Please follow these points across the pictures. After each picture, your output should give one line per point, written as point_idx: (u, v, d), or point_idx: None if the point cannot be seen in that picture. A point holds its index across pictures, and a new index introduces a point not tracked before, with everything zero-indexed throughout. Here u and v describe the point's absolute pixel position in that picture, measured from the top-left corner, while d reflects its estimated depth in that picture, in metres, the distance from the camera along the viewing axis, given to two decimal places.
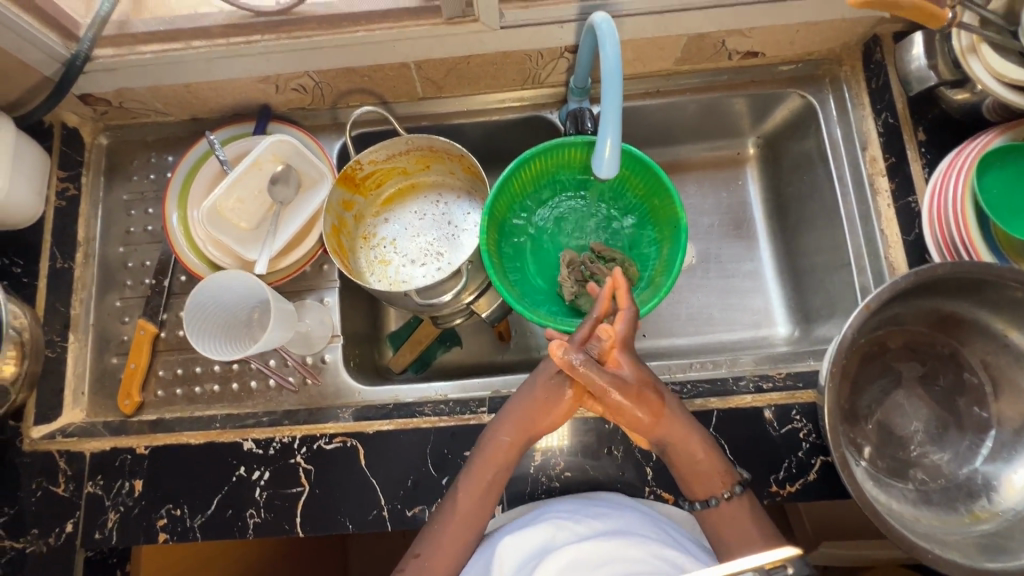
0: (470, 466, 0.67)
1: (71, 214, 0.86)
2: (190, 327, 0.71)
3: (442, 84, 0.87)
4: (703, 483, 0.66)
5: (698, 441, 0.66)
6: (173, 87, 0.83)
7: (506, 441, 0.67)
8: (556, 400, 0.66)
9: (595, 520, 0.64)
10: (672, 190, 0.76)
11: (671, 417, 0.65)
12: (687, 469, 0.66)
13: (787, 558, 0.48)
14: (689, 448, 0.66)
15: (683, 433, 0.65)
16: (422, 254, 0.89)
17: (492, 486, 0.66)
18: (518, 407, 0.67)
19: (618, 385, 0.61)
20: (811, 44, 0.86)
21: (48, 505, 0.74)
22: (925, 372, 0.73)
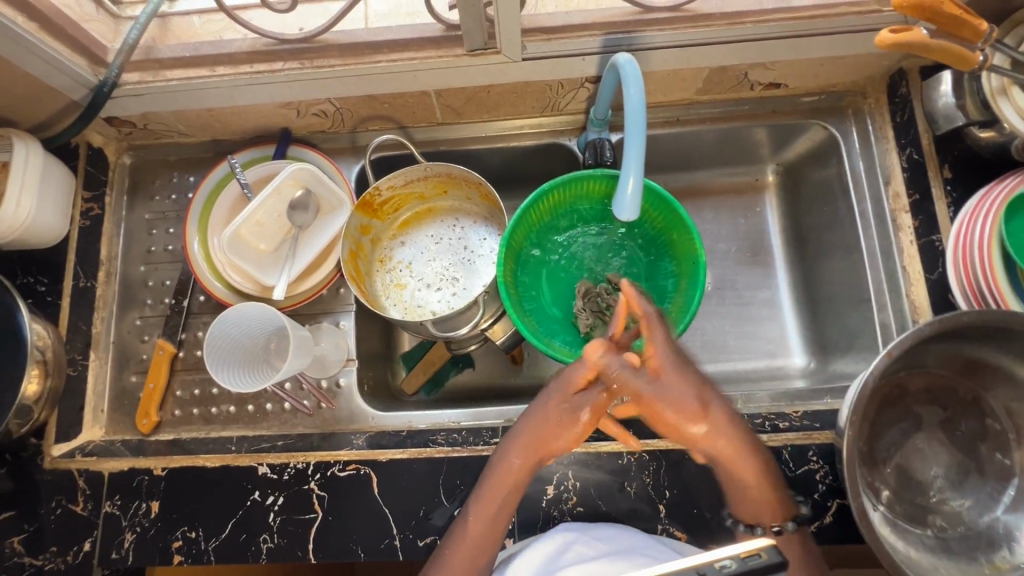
0: (480, 489, 0.67)
1: (94, 233, 0.87)
2: (210, 352, 0.72)
3: (461, 110, 0.87)
4: (755, 510, 0.67)
5: (753, 463, 0.65)
6: (196, 111, 0.84)
7: (516, 463, 0.66)
8: (567, 422, 0.66)
9: (601, 542, 0.64)
10: (692, 226, 0.76)
11: (725, 436, 0.64)
12: (736, 487, 0.67)
13: (760, 547, 0.43)
14: (741, 469, 0.65)
15: (737, 453, 0.65)
16: (437, 279, 0.89)
17: (503, 505, 0.66)
18: (530, 428, 0.67)
19: (654, 396, 0.63)
20: (835, 76, 0.85)
21: (67, 523, 0.75)
22: (946, 417, 0.72)
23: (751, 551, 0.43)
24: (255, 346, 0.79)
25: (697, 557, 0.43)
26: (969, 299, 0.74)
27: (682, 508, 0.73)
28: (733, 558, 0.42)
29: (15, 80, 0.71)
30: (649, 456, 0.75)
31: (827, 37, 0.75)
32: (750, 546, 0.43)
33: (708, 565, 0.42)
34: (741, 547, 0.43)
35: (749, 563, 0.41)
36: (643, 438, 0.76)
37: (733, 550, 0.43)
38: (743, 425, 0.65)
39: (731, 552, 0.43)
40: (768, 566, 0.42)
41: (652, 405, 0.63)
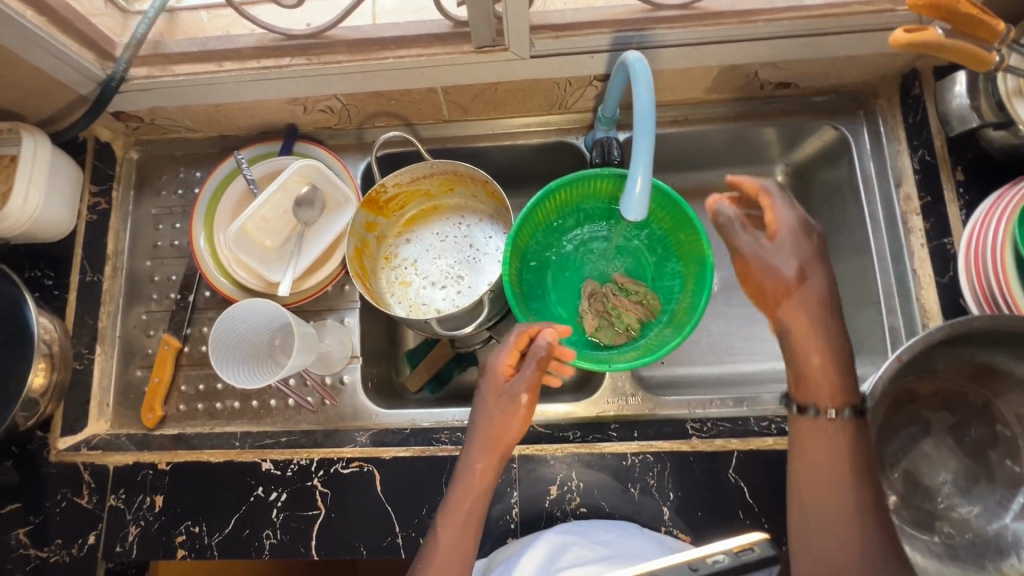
0: (447, 503, 0.65)
1: (100, 227, 0.87)
2: (216, 353, 0.71)
3: (468, 108, 0.87)
4: (807, 389, 0.57)
5: (821, 339, 0.57)
6: (204, 106, 0.84)
7: (477, 468, 0.66)
8: (511, 409, 0.67)
9: (603, 546, 0.64)
10: (700, 226, 0.75)
11: (811, 305, 0.57)
12: (797, 364, 0.58)
13: (753, 542, 0.49)
14: (805, 341, 0.57)
15: (819, 330, 0.57)
16: (442, 277, 0.89)
17: (472, 510, 0.64)
18: (482, 430, 0.68)
19: (755, 251, 0.60)
20: (847, 76, 0.84)
21: (72, 516, 0.75)
22: (955, 422, 0.71)
23: (744, 545, 0.48)
24: (258, 342, 0.79)
25: (692, 552, 0.48)
26: (981, 303, 0.72)
27: (686, 509, 0.73)
28: (727, 552, 0.48)
29: (24, 74, 0.72)
30: (653, 457, 0.75)
31: (839, 36, 0.74)
32: (742, 541, 0.48)
33: (700, 560, 0.47)
34: (733, 542, 0.49)
35: (741, 556, 0.47)
36: (648, 440, 0.76)
37: (726, 546, 0.48)
38: (833, 313, 0.57)
39: (725, 548, 0.49)
40: (760, 559, 0.47)
41: (745, 260, 0.60)
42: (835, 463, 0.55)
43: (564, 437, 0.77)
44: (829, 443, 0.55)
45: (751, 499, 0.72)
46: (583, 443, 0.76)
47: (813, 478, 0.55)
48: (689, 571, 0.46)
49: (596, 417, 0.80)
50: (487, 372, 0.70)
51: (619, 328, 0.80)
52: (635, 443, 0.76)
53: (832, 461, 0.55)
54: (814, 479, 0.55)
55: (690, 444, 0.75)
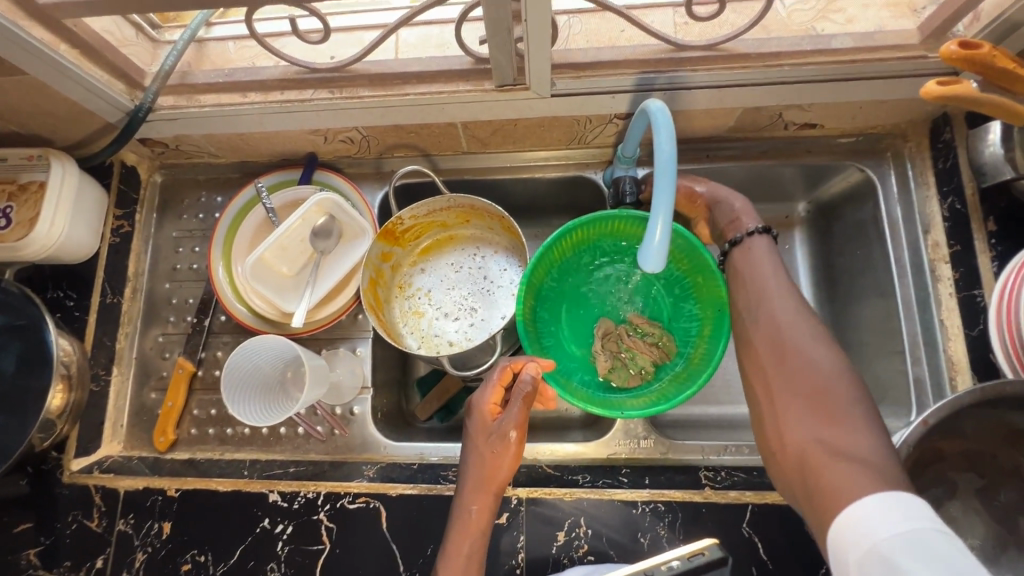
0: (447, 547, 0.64)
1: (123, 250, 0.89)
2: (227, 393, 0.71)
3: (487, 141, 0.87)
4: (733, 226, 0.74)
5: (737, 196, 0.77)
6: (228, 135, 0.85)
7: (474, 510, 0.65)
8: (500, 446, 0.66)
9: None
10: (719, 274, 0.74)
11: (714, 187, 0.79)
12: (721, 218, 0.77)
13: (704, 546, 0.60)
14: (726, 202, 0.77)
15: (723, 195, 0.78)
16: (455, 308, 0.88)
17: (472, 558, 0.63)
18: (474, 469, 0.66)
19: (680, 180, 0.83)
20: (875, 119, 0.82)
21: (82, 538, 0.76)
22: (984, 485, 0.68)
23: (696, 550, 0.60)
24: (271, 377, 0.79)
25: (648, 560, 0.59)
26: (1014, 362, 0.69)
27: None
28: (680, 558, 0.59)
29: (56, 102, 0.74)
30: (664, 507, 0.73)
31: (866, 82, 0.73)
32: (694, 549, 0.59)
33: (655, 567, 0.58)
34: (687, 549, 0.60)
35: (693, 561, 0.58)
36: (660, 488, 0.74)
37: (680, 553, 0.59)
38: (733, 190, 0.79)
39: (679, 554, 0.59)
40: (708, 561, 0.58)
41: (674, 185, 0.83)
42: (769, 283, 0.67)
43: (572, 480, 0.76)
44: (756, 263, 0.69)
45: (764, 556, 0.70)
46: (592, 487, 0.75)
47: (754, 305, 0.67)
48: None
49: (606, 459, 0.79)
50: (473, 413, 0.69)
51: (633, 370, 0.79)
52: (646, 490, 0.74)
53: (763, 267, 0.69)
54: (757, 302, 0.66)
55: (702, 495, 0.73)
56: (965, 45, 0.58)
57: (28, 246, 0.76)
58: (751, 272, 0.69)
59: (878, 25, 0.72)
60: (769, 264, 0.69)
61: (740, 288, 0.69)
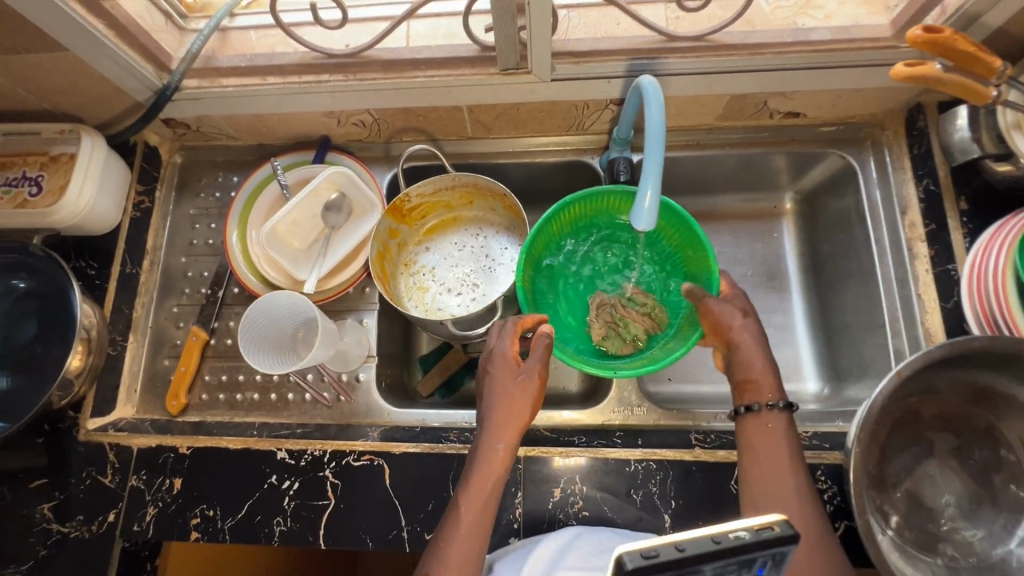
0: (468, 483, 0.68)
1: (143, 224, 0.93)
2: (244, 340, 0.76)
3: (491, 126, 0.92)
4: (745, 389, 0.71)
5: (761, 351, 0.72)
6: (246, 117, 0.90)
7: (500, 447, 0.69)
8: (526, 386, 0.72)
9: (597, 555, 0.66)
10: (707, 243, 0.78)
11: (745, 330, 0.73)
12: (743, 369, 0.71)
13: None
14: (750, 354, 0.72)
15: (753, 351, 0.72)
16: (458, 284, 0.93)
17: (493, 493, 0.67)
18: (500, 410, 0.71)
19: (716, 304, 0.75)
20: (854, 108, 0.88)
21: (94, 493, 0.79)
22: (959, 445, 0.72)
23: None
24: (282, 334, 0.83)
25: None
26: (982, 322, 0.75)
27: (687, 519, 0.73)
28: None
29: (90, 80, 0.79)
30: (656, 465, 0.76)
31: (843, 70, 0.79)
32: None
33: None
34: None
35: None
36: (652, 448, 0.77)
37: None
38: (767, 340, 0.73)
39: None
40: None
41: (706, 306, 0.75)
42: (789, 475, 0.63)
43: (568, 441, 0.79)
44: (776, 446, 0.66)
45: None
46: (587, 447, 0.78)
47: (771, 494, 0.63)
48: (714, 545, 0.39)
49: (601, 425, 0.82)
50: (495, 360, 0.74)
51: (627, 337, 0.83)
52: (639, 450, 0.77)
53: (777, 445, 0.66)
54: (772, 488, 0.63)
55: (692, 454, 0.76)
56: (929, 29, 0.64)
57: (58, 212, 0.80)
58: (766, 449, 0.66)
59: (855, 20, 0.78)
60: (787, 453, 0.65)
61: (755, 465, 0.65)
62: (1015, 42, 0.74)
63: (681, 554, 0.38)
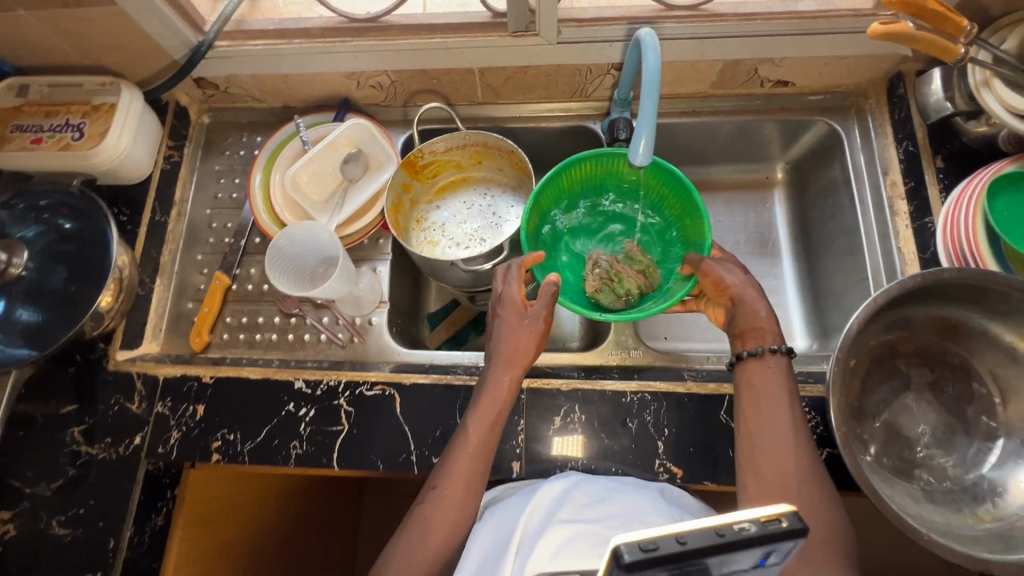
0: (476, 410, 0.73)
1: (171, 176, 0.99)
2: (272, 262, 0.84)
3: (500, 90, 0.98)
4: (745, 338, 0.73)
5: (763, 303, 0.75)
6: (272, 77, 0.97)
7: (505, 380, 0.74)
8: (533, 328, 0.77)
9: (597, 505, 0.64)
10: (705, 213, 0.82)
11: (746, 286, 0.76)
12: (744, 322, 0.74)
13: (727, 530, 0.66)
14: (753, 307, 0.74)
15: (755, 305, 0.74)
16: (466, 238, 0.99)
17: (498, 420, 0.73)
18: (507, 348, 0.76)
19: (715, 266, 0.78)
20: (839, 77, 0.95)
21: (122, 418, 0.84)
22: (934, 379, 0.77)
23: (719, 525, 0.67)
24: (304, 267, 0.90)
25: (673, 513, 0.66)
26: (952, 257, 0.80)
27: (679, 445, 0.78)
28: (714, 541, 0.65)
29: (132, 37, 0.86)
30: (650, 397, 0.81)
31: (826, 37, 0.85)
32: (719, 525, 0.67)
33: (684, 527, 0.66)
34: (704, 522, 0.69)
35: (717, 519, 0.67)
36: (646, 381, 0.83)
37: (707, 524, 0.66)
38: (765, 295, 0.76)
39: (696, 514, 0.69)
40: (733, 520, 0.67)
41: (707, 269, 0.78)
42: (782, 411, 0.66)
43: (568, 376, 0.85)
44: (771, 383, 0.69)
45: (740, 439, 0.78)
46: (586, 380, 0.83)
47: (768, 431, 0.65)
48: (716, 539, 0.37)
49: (600, 365, 0.87)
50: (505, 303, 0.78)
51: (619, 293, 0.87)
52: (634, 383, 0.82)
53: (774, 384, 0.69)
54: (769, 429, 0.65)
55: (685, 387, 0.81)
56: None
57: (99, 155, 0.87)
58: (765, 386, 0.68)
59: None
60: (784, 393, 0.68)
61: (751, 402, 0.68)
62: (985, 10, 0.80)
63: (682, 548, 0.36)
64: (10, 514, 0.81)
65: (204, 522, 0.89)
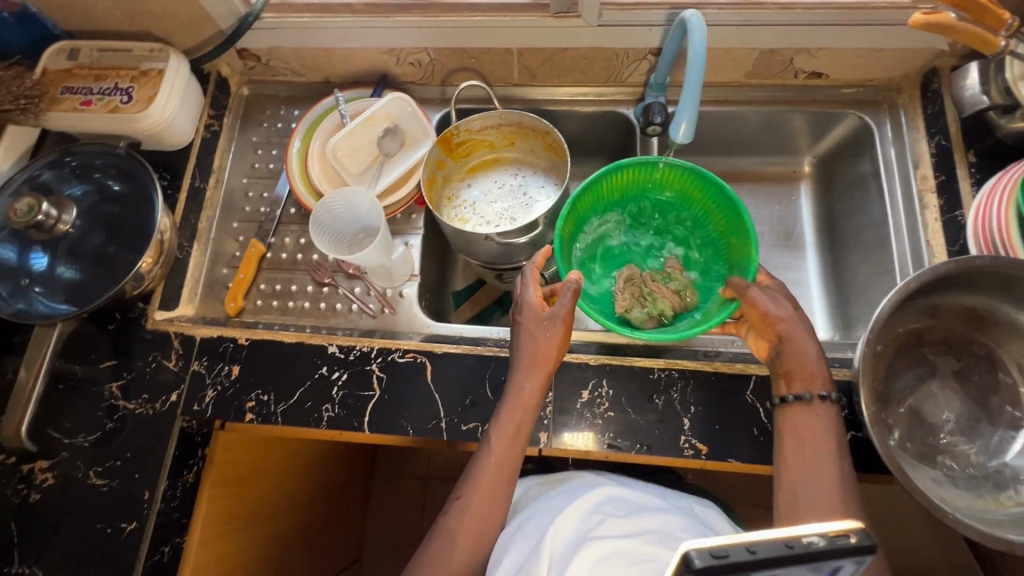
0: (499, 418, 0.73)
1: (211, 144, 1.01)
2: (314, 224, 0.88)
3: (536, 72, 1.00)
4: (788, 381, 0.71)
5: (811, 344, 0.72)
6: (314, 51, 0.99)
7: (527, 386, 0.74)
8: (552, 332, 0.75)
9: (630, 523, 0.65)
10: (752, 232, 0.82)
11: (795, 322, 0.73)
12: (788, 364, 0.72)
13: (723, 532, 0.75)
14: (801, 347, 0.72)
15: (803, 344, 0.72)
16: (497, 217, 1.00)
17: (522, 426, 0.73)
18: (529, 354, 0.75)
19: (759, 295, 0.75)
20: (872, 70, 0.96)
21: (160, 375, 0.86)
22: (960, 367, 0.78)
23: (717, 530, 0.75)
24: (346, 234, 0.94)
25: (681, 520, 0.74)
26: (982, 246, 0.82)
27: (704, 423, 0.79)
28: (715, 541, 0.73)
29: (184, 5, 0.88)
30: (677, 374, 0.82)
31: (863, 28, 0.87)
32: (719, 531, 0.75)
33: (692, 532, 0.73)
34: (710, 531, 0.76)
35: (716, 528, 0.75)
36: (673, 359, 0.84)
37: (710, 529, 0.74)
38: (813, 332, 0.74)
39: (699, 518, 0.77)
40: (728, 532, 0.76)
41: (751, 298, 0.75)
42: (825, 449, 0.65)
43: (596, 350, 0.86)
44: (816, 427, 0.67)
45: (764, 418, 0.79)
46: (615, 356, 0.85)
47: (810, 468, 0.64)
48: (786, 549, 0.37)
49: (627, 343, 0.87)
50: (524, 307, 0.78)
51: (651, 311, 0.87)
52: (661, 360, 0.83)
53: (819, 431, 0.67)
54: (809, 459, 0.65)
55: (712, 367, 0.82)
56: None
57: (146, 118, 0.89)
58: (810, 432, 0.67)
59: None
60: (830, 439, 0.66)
61: (794, 445, 0.67)
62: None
63: (753, 557, 0.37)
64: (49, 463, 0.84)
65: (237, 482, 0.92)
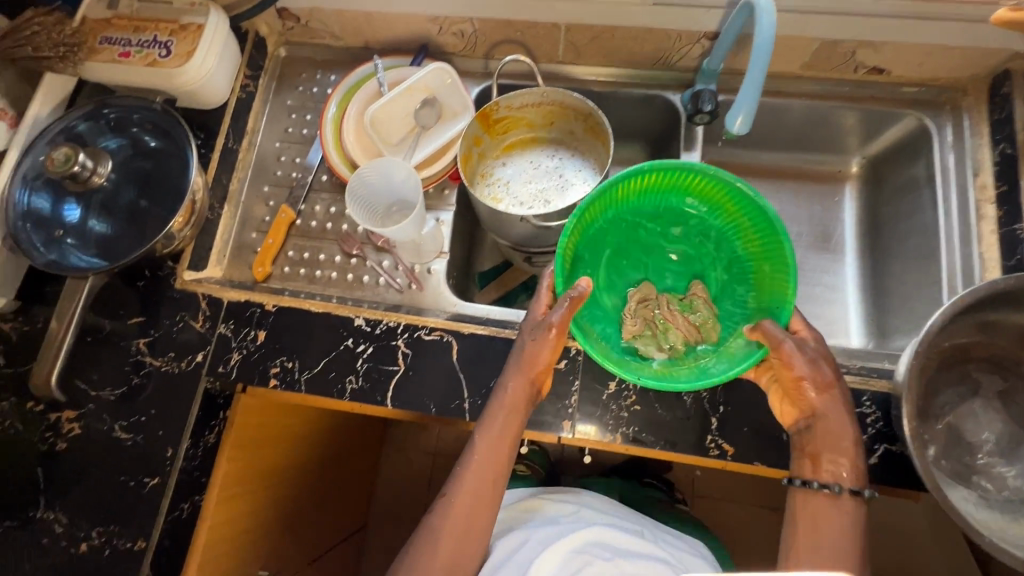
0: (484, 417, 0.72)
1: (246, 105, 1.00)
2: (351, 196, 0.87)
3: (582, 51, 0.96)
4: (815, 464, 0.68)
5: (849, 427, 0.68)
6: (355, 14, 0.96)
7: (512, 387, 0.72)
8: (542, 335, 0.72)
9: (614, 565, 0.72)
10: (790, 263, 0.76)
11: (835, 398, 0.69)
12: (817, 447, 0.68)
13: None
14: (837, 427, 0.68)
15: (840, 421, 0.68)
16: (531, 198, 0.98)
17: (506, 429, 0.71)
18: (517, 355, 0.73)
19: (795, 354, 0.69)
20: (938, 69, 0.91)
21: (187, 335, 0.86)
22: (1005, 388, 0.75)
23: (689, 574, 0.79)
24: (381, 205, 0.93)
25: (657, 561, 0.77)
26: None
27: (733, 424, 0.78)
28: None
29: None
30: None
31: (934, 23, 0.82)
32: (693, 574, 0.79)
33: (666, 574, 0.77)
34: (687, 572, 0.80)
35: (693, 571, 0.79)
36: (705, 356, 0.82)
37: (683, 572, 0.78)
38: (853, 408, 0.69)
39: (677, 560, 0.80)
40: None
41: (787, 356, 0.69)
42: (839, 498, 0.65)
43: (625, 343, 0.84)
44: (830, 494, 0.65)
45: None
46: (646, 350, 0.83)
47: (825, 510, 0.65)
48: None
49: None
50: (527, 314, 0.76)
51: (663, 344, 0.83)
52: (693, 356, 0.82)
53: (834, 521, 0.65)
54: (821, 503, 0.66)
55: None
56: None
57: (183, 74, 0.88)
58: (826, 517, 0.65)
59: None
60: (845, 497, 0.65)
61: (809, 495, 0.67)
62: None
63: None
64: (76, 413, 0.85)
65: (256, 446, 0.93)
